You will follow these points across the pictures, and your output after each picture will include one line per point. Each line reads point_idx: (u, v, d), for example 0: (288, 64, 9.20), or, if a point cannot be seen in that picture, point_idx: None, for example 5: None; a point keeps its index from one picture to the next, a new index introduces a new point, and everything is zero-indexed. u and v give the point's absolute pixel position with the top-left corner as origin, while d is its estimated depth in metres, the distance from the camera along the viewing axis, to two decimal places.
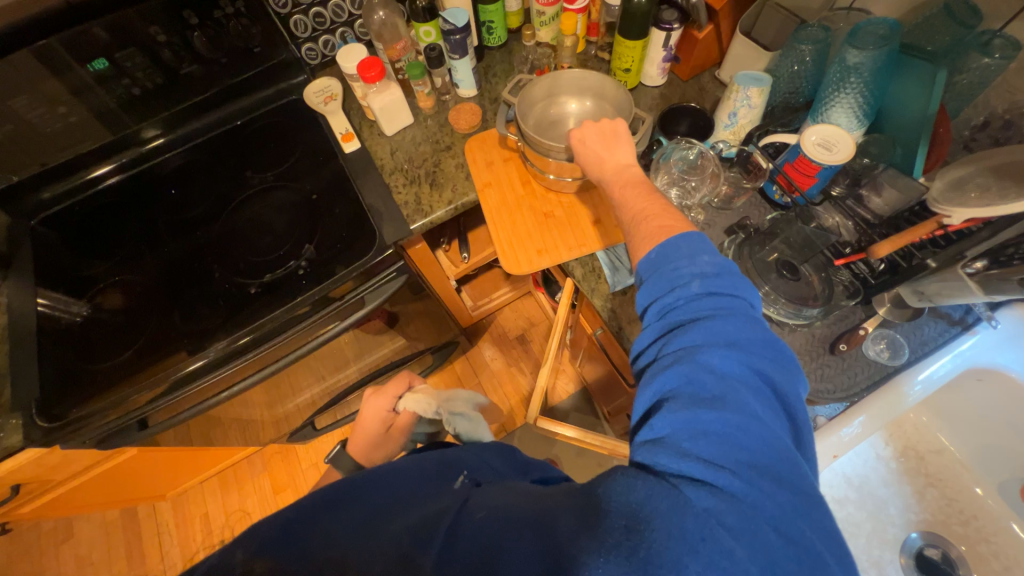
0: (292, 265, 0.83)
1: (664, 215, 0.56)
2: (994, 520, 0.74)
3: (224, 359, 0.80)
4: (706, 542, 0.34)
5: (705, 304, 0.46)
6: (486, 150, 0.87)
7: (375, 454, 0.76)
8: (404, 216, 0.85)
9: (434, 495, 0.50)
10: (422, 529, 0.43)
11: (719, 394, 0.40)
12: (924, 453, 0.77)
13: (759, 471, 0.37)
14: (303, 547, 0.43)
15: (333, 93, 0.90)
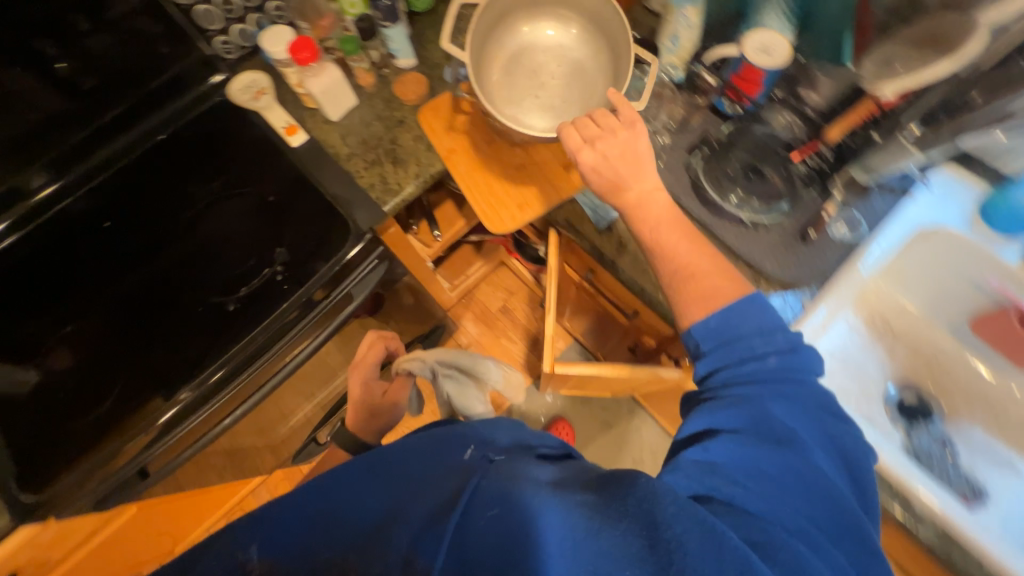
0: (267, 272, 0.80)
1: (715, 276, 0.54)
2: (957, 358, 0.82)
3: (211, 392, 0.76)
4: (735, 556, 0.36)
5: (767, 379, 0.48)
6: (440, 116, 0.84)
7: (371, 424, 0.77)
8: (375, 200, 0.83)
9: (445, 475, 0.50)
10: (437, 511, 0.43)
11: (785, 444, 0.44)
12: (888, 316, 0.84)
13: (815, 522, 0.41)
14: (321, 534, 0.51)
15: (263, 87, 0.84)
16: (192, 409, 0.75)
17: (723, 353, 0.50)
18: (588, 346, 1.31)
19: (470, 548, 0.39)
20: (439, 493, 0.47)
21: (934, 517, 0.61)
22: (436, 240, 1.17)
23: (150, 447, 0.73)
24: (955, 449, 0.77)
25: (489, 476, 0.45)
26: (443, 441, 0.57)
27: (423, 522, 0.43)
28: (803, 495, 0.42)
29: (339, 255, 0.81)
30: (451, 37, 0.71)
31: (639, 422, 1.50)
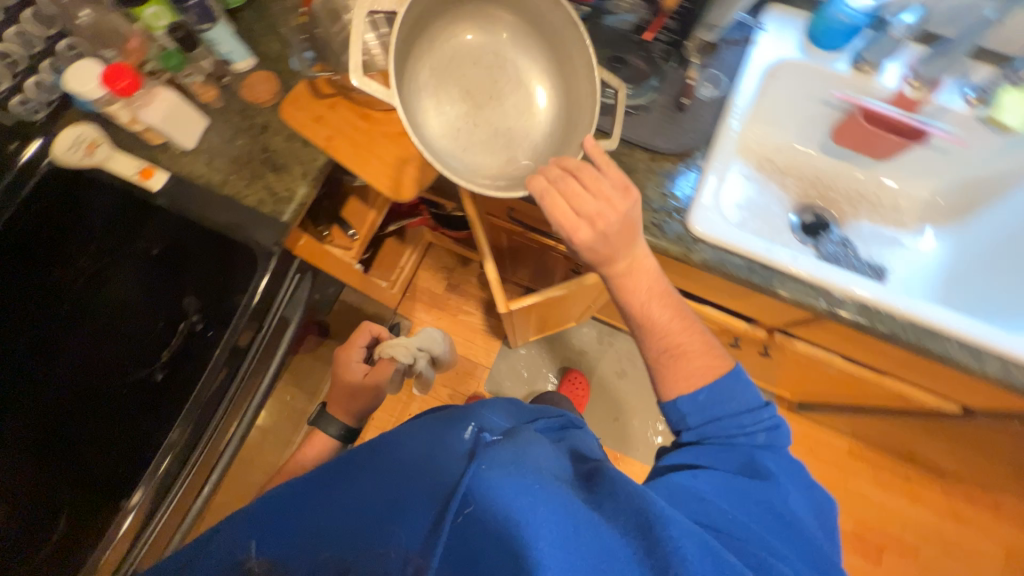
0: (183, 328, 0.72)
1: (704, 354, 0.67)
2: (833, 173, 0.95)
3: (167, 484, 0.68)
4: (707, 556, 0.47)
5: (756, 460, 0.61)
6: (305, 108, 0.80)
7: (351, 408, 0.89)
8: (269, 214, 0.77)
9: (450, 449, 0.55)
10: (437, 502, 0.49)
11: (762, 477, 0.59)
12: (770, 155, 0.95)
13: (762, 519, 0.55)
14: (331, 534, 0.50)
15: (94, 139, 0.74)
16: (156, 503, 0.67)
17: (712, 427, 0.63)
18: (538, 287, 1.34)
19: (470, 533, 0.45)
20: (437, 474, 0.52)
21: (853, 298, 0.69)
22: (354, 239, 1.12)
23: (127, 560, 0.66)
24: (854, 246, 0.90)
25: (490, 454, 0.51)
26: (439, 420, 0.62)
27: (419, 508, 0.49)
28: (766, 521, 0.55)
29: (252, 283, 0.75)
30: (360, 69, 0.58)
31: (609, 337, 1.58)
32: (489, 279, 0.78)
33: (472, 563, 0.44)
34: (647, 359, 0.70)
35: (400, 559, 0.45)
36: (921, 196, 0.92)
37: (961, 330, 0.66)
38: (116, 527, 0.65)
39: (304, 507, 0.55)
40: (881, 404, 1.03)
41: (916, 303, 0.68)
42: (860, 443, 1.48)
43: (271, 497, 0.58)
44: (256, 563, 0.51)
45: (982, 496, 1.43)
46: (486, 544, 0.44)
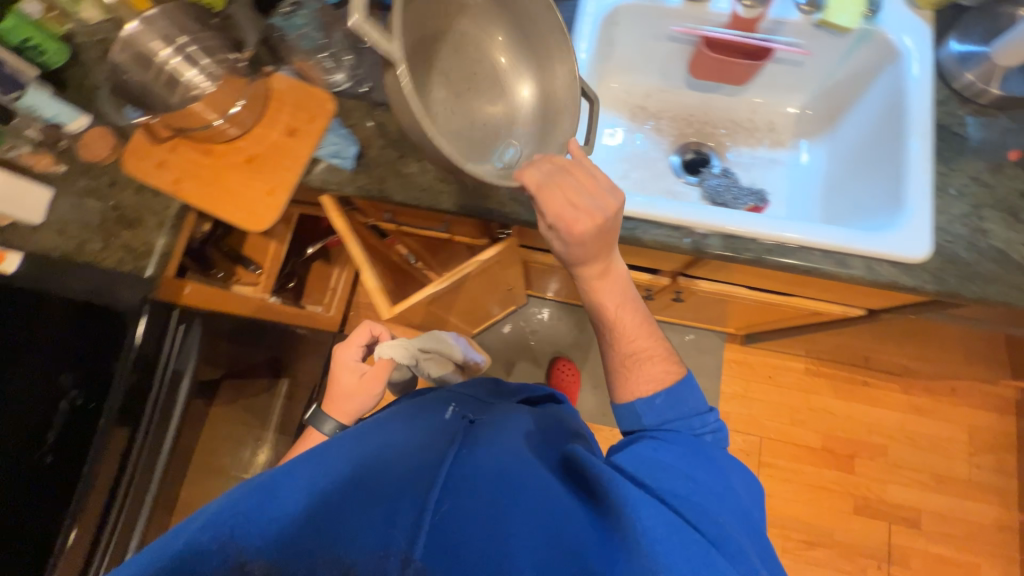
0: (64, 408, 0.69)
1: (660, 360, 0.68)
2: (704, 108, 0.94)
3: (96, 536, 0.74)
4: (678, 541, 0.48)
5: (704, 445, 0.62)
6: (146, 155, 0.78)
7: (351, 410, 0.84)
8: (132, 271, 0.76)
9: (438, 432, 0.65)
10: (419, 491, 0.52)
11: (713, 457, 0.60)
12: (640, 103, 0.94)
13: (719, 499, 0.55)
14: (322, 529, 0.49)
15: None
16: (90, 554, 0.74)
17: (659, 421, 0.64)
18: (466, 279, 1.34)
19: (447, 516, 0.50)
20: (418, 467, 0.56)
21: (716, 231, 0.69)
22: (260, 274, 1.11)
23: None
24: (735, 175, 0.90)
25: (469, 441, 0.61)
26: (421, 416, 0.70)
27: (400, 503, 0.51)
28: (719, 498, 0.55)
29: (128, 339, 0.74)
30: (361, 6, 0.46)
31: (557, 312, 1.57)
32: (369, 288, 0.77)
33: (452, 553, 0.47)
34: (608, 364, 0.71)
35: (385, 554, 0.47)
36: (792, 112, 0.91)
37: (827, 240, 0.66)
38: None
39: (275, 504, 0.52)
40: (803, 322, 1.04)
41: (779, 224, 0.68)
42: (816, 360, 1.50)
43: (241, 491, 0.53)
44: (254, 564, 0.48)
45: (938, 384, 1.46)
46: (471, 533, 0.49)
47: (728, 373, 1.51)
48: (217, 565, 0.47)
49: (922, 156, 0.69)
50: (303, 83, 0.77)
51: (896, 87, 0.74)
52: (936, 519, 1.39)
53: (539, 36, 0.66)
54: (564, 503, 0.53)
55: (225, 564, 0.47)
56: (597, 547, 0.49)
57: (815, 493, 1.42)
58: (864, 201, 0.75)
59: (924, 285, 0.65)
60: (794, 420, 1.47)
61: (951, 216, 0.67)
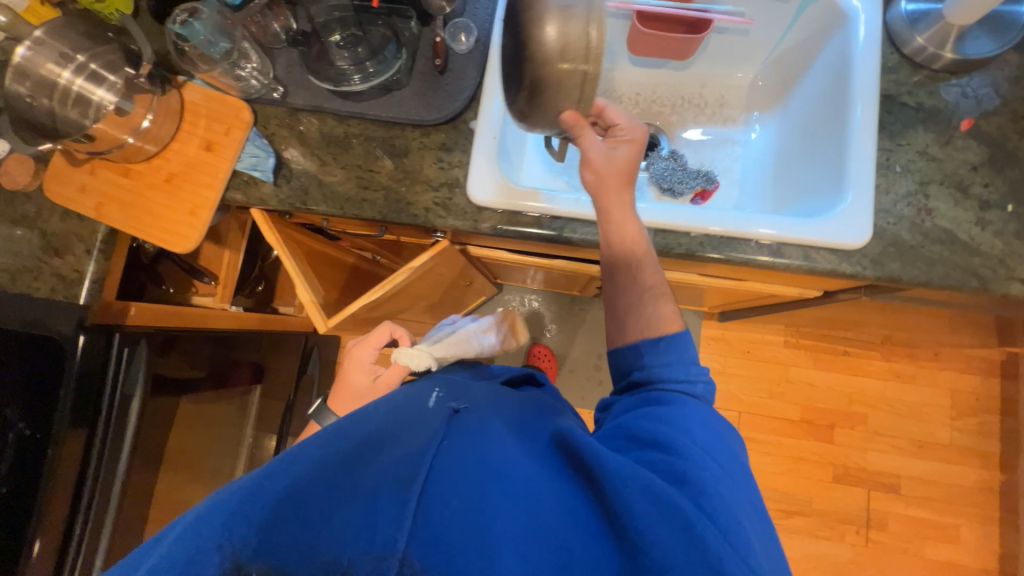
0: (13, 438, 0.71)
1: (662, 308, 0.63)
2: (650, 85, 0.88)
3: (64, 542, 0.75)
4: (672, 516, 0.44)
5: (700, 410, 0.57)
6: (64, 180, 0.76)
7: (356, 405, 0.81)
8: (65, 298, 0.77)
9: (423, 418, 0.59)
10: (401, 482, 0.48)
11: (703, 424, 0.55)
12: None
13: (715, 467, 0.51)
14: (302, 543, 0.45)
15: None
16: (60, 561, 0.75)
17: (662, 365, 0.60)
18: None
19: (432, 513, 0.46)
20: (403, 456, 0.51)
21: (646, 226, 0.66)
22: (217, 284, 1.10)
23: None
24: (683, 156, 0.85)
25: (457, 428, 0.56)
26: (406, 397, 0.64)
27: (382, 497, 0.47)
28: (713, 466, 0.51)
29: (72, 362, 0.75)
30: None
31: (532, 297, 1.56)
32: (303, 302, 0.81)
33: (437, 541, 0.44)
34: (617, 300, 0.64)
35: (375, 553, 0.44)
36: (743, 83, 0.86)
37: (769, 231, 0.63)
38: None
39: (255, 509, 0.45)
40: (766, 303, 1.01)
41: (710, 216, 0.65)
42: (795, 332, 1.48)
43: (222, 492, 0.47)
44: (254, 566, 0.43)
45: (920, 349, 1.43)
46: (456, 521, 0.45)
47: (706, 350, 1.49)
48: (213, 567, 0.43)
49: (866, 129, 0.65)
50: (216, 93, 0.74)
51: (841, 55, 0.69)
52: (916, 484, 1.39)
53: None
54: (556, 491, 0.49)
55: (220, 566, 0.43)
56: (588, 535, 0.46)
57: (795, 464, 1.42)
58: (808, 180, 0.71)
59: (863, 271, 0.62)
60: (773, 393, 1.46)
61: (896, 194, 0.63)
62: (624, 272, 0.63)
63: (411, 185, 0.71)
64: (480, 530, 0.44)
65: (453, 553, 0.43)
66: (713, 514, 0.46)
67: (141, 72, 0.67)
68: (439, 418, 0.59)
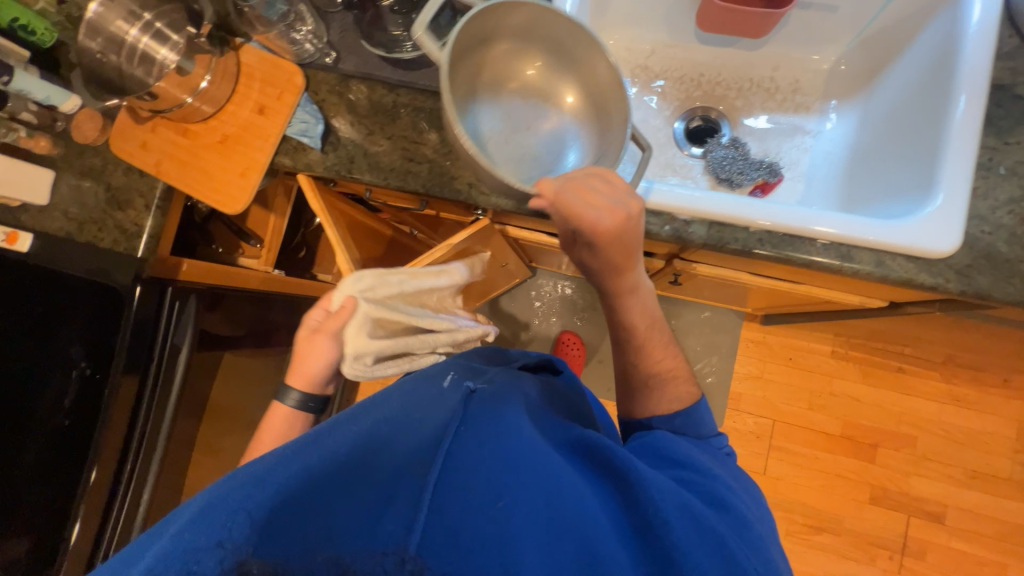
0: (76, 375, 0.77)
1: (681, 380, 0.66)
2: (716, 66, 0.82)
3: (117, 473, 0.82)
4: (700, 526, 0.46)
5: (709, 447, 0.61)
6: (128, 136, 0.79)
7: (312, 371, 0.69)
8: (123, 253, 0.81)
9: (437, 396, 0.56)
10: (421, 468, 0.45)
11: (711, 459, 0.59)
12: (645, 63, 0.83)
13: (736, 495, 0.53)
14: (302, 543, 0.40)
15: None
16: (111, 496, 0.81)
17: (687, 427, 0.62)
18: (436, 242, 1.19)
19: (453, 506, 0.42)
20: (417, 436, 0.49)
21: (701, 217, 0.62)
22: (262, 248, 1.14)
23: (99, 545, 0.80)
24: (746, 145, 0.79)
25: (475, 407, 0.52)
26: (417, 380, 0.61)
27: (402, 484, 0.44)
28: (732, 492, 0.53)
29: (126, 313, 0.81)
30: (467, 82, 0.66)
31: (567, 283, 1.53)
32: (343, 272, 0.83)
33: (454, 537, 0.41)
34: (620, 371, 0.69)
35: (381, 551, 0.40)
36: (823, 67, 0.78)
37: (824, 230, 0.58)
38: (70, 536, 0.76)
39: (259, 500, 0.42)
40: (822, 309, 0.95)
41: (775, 209, 0.60)
42: (844, 343, 1.39)
43: (230, 482, 0.44)
44: (255, 563, 0.39)
45: (987, 373, 1.32)
46: (478, 519, 0.42)
47: (744, 353, 1.43)
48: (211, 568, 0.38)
49: (967, 129, 0.58)
50: (272, 56, 0.75)
51: (946, 50, 0.62)
52: (964, 516, 1.29)
53: (562, 35, 0.65)
54: (586, 488, 0.47)
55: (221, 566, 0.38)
56: (620, 541, 0.44)
57: (829, 480, 1.35)
58: (890, 183, 0.65)
59: (945, 284, 0.56)
60: (813, 405, 1.39)
61: (996, 201, 0.57)
62: (634, 343, 0.67)
63: (456, 160, 0.69)
64: (503, 527, 0.42)
65: (475, 552, 0.40)
66: (732, 522, 0.50)
67: (201, 32, 0.71)
68: (452, 397, 0.55)
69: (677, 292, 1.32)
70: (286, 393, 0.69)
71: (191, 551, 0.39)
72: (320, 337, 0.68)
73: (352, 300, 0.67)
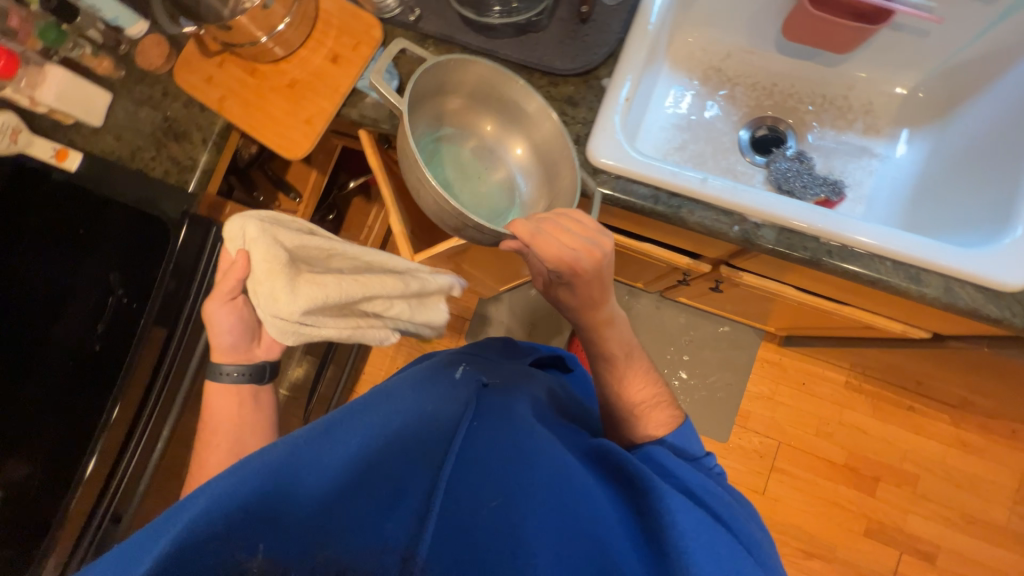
0: (111, 303, 0.75)
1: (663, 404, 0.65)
2: (789, 78, 0.82)
3: (140, 405, 0.79)
4: (711, 536, 0.46)
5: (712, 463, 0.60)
6: (194, 68, 0.78)
7: (223, 342, 0.71)
8: (175, 183, 0.82)
9: (448, 386, 0.58)
10: (429, 465, 0.49)
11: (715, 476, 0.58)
12: (720, 65, 0.83)
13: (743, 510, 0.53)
14: (314, 536, 0.44)
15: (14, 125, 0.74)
16: (132, 427, 0.79)
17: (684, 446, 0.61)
18: None
19: (455, 511, 0.46)
20: (426, 430, 0.52)
21: (771, 222, 0.62)
22: (300, 202, 1.14)
23: (114, 477, 0.78)
24: (811, 160, 0.79)
25: (486, 405, 0.57)
26: (428, 371, 0.64)
27: (410, 481, 0.48)
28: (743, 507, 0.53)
29: (168, 250, 0.81)
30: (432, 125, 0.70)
31: None
32: (394, 232, 0.83)
33: (463, 535, 0.45)
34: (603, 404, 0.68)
35: (389, 547, 0.44)
36: (899, 93, 0.78)
37: (862, 238, 0.59)
38: (86, 467, 0.75)
39: (279, 489, 0.46)
40: (855, 334, 0.95)
41: (839, 219, 0.60)
42: (859, 374, 1.40)
43: (245, 471, 0.47)
44: (259, 563, 0.42)
45: (995, 422, 1.33)
46: (481, 521, 0.46)
47: (758, 371, 1.43)
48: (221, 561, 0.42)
49: None
50: (354, 7, 0.74)
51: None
52: (955, 559, 1.30)
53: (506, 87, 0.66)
54: (593, 487, 0.50)
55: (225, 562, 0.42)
56: (628, 547, 0.46)
57: (826, 508, 1.36)
58: (949, 220, 0.65)
59: (1011, 318, 0.56)
60: (820, 432, 1.39)
61: None
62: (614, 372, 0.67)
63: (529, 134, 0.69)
64: (514, 528, 0.45)
65: (481, 552, 0.44)
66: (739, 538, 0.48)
67: None
68: (464, 389, 0.58)
69: (702, 303, 1.32)
70: (218, 369, 0.72)
71: (207, 540, 0.42)
72: (211, 303, 0.69)
73: (240, 248, 0.65)
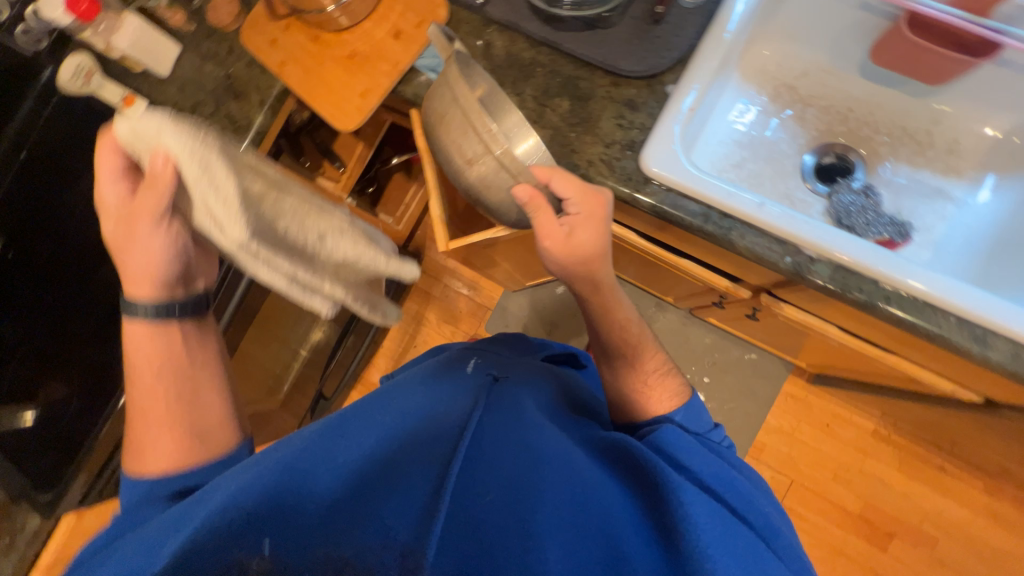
0: None
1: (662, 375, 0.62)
2: (868, 104, 0.76)
3: None
4: (727, 531, 0.42)
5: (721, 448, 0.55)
6: (262, 31, 0.79)
7: (154, 272, 0.49)
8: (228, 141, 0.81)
9: (458, 385, 0.56)
10: (437, 457, 0.47)
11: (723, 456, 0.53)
12: (793, 83, 0.77)
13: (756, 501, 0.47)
14: (311, 529, 0.41)
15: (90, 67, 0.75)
16: None
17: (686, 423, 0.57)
18: None
19: (468, 506, 0.43)
20: (433, 426, 0.50)
21: (826, 258, 0.58)
22: (343, 172, 1.15)
23: None
24: (879, 196, 0.74)
25: (496, 400, 0.54)
26: (439, 365, 0.61)
27: (419, 469, 0.46)
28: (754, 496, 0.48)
29: None
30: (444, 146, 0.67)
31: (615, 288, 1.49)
32: (432, 217, 0.83)
33: (472, 533, 0.41)
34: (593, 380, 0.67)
35: (375, 543, 0.40)
36: (992, 136, 0.71)
37: (915, 284, 0.55)
38: (115, 404, 0.78)
39: (293, 481, 0.44)
40: (896, 383, 0.89)
41: (891, 259, 0.56)
42: (889, 424, 1.33)
43: (257, 467, 0.45)
44: (255, 563, 0.39)
45: None
46: (495, 517, 0.42)
47: (781, 406, 1.37)
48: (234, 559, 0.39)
49: None
50: None
51: None
52: None
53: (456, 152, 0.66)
54: (606, 483, 0.47)
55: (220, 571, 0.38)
56: (640, 545, 0.42)
57: (833, 555, 1.30)
58: None
59: None
60: (838, 476, 1.33)
61: None
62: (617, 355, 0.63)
63: (583, 133, 0.66)
64: (523, 525, 0.42)
65: (489, 555, 0.40)
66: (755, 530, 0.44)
67: None
68: (474, 385, 0.56)
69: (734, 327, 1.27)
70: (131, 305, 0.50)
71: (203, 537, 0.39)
72: (140, 222, 0.46)
73: (167, 154, 0.42)
